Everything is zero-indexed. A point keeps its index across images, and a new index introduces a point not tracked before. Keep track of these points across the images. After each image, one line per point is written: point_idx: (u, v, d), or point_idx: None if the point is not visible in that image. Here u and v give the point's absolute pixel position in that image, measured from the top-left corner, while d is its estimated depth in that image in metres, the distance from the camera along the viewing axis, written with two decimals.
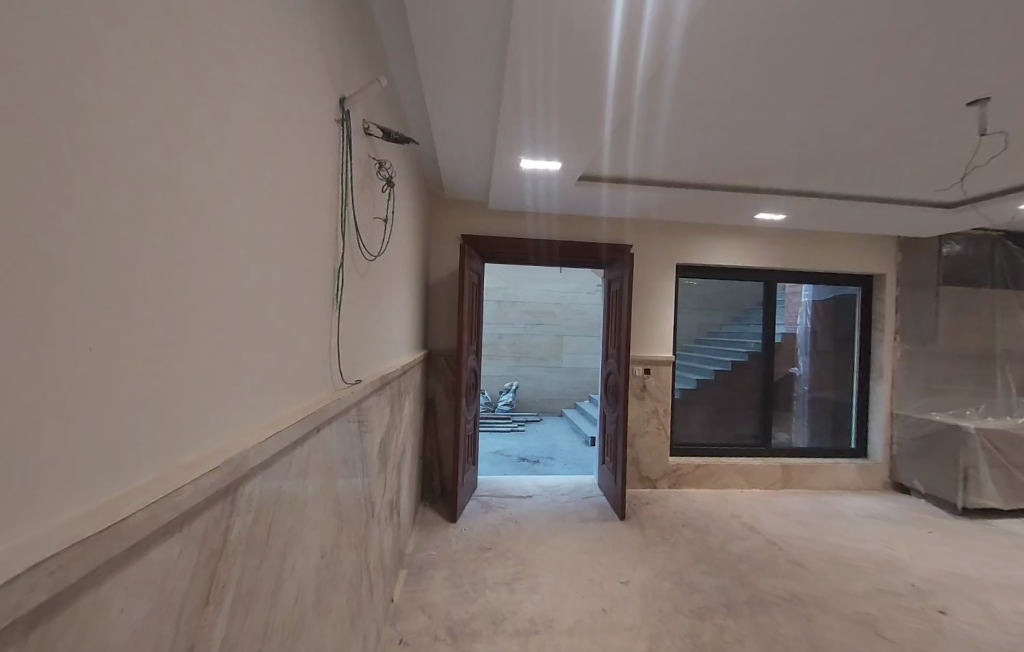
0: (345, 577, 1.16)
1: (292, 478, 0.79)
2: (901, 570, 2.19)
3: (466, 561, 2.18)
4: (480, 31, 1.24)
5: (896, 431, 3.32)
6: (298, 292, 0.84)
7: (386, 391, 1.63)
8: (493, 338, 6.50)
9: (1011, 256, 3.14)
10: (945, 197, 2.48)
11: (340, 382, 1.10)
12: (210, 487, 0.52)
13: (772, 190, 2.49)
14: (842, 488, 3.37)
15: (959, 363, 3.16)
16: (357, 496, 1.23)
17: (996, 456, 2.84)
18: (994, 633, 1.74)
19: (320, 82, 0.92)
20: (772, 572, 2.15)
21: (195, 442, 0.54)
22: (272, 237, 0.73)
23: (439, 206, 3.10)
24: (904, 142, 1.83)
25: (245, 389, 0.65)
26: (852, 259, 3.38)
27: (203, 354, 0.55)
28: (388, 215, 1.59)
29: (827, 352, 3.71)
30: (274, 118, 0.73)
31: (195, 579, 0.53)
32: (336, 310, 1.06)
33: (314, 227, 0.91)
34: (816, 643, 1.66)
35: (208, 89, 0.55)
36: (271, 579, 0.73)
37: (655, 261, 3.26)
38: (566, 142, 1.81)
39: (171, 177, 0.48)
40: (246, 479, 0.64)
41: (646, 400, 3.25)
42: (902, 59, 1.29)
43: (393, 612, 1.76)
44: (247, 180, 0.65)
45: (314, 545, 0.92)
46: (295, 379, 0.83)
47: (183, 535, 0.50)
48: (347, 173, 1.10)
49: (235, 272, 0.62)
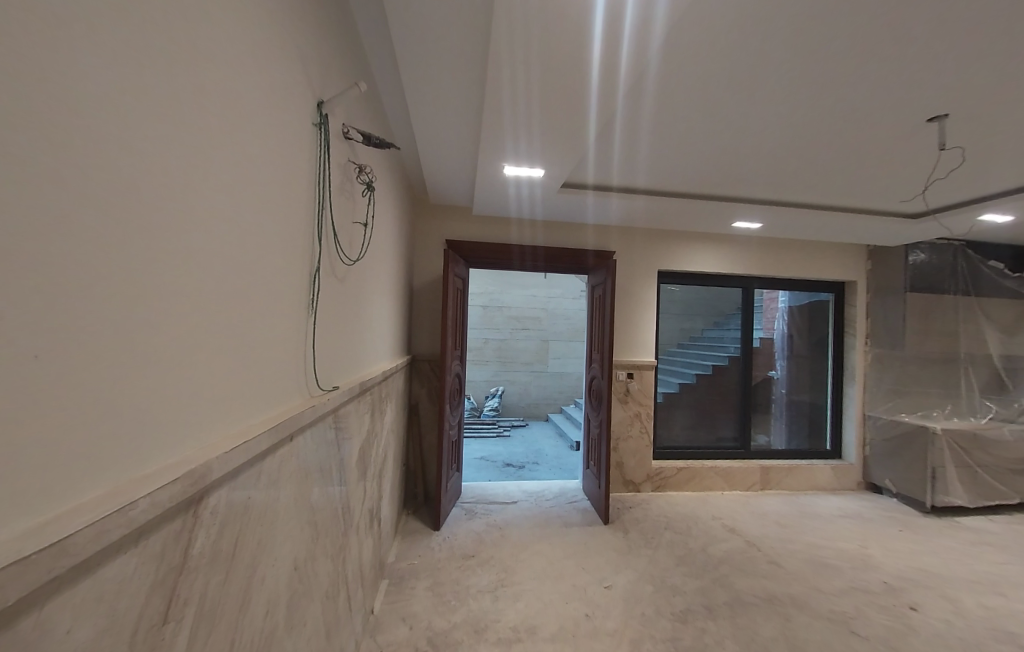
0: (321, 589, 1.13)
1: (261, 488, 0.77)
2: (874, 568, 2.26)
3: (449, 569, 2.15)
4: (461, 34, 1.23)
5: (868, 433, 3.43)
6: (270, 297, 0.82)
7: (367, 398, 1.60)
8: (478, 343, 6.48)
9: (972, 264, 3.31)
10: (911, 207, 2.60)
11: (316, 389, 1.07)
12: (171, 500, 0.50)
13: (748, 199, 2.57)
14: (818, 489, 3.46)
15: (925, 366, 3.29)
16: (334, 505, 1.20)
17: (962, 456, 2.96)
18: (960, 627, 1.81)
19: (297, 85, 0.91)
20: (750, 572, 2.19)
21: (154, 454, 0.52)
22: (243, 240, 0.71)
23: (422, 211, 3.09)
24: (871, 153, 1.91)
25: (209, 398, 0.63)
26: (826, 266, 3.50)
27: (164, 362, 0.53)
28: (368, 219, 1.57)
29: (804, 356, 3.82)
30: (247, 119, 0.72)
31: (152, 596, 0.51)
32: (312, 315, 1.04)
33: (289, 230, 0.89)
34: (794, 643, 1.69)
35: (173, 89, 0.54)
36: (238, 594, 0.71)
37: (638, 267, 3.31)
38: (549, 148, 1.82)
39: (131, 178, 0.47)
40: (211, 490, 0.61)
41: (630, 404, 3.28)
42: (864, 75, 1.36)
43: (373, 624, 1.72)
44: (216, 182, 0.64)
45: (286, 558, 0.89)
46: (266, 386, 0.81)
47: (140, 550, 0.49)
48: (325, 177, 1.09)
49: (201, 274, 0.60)
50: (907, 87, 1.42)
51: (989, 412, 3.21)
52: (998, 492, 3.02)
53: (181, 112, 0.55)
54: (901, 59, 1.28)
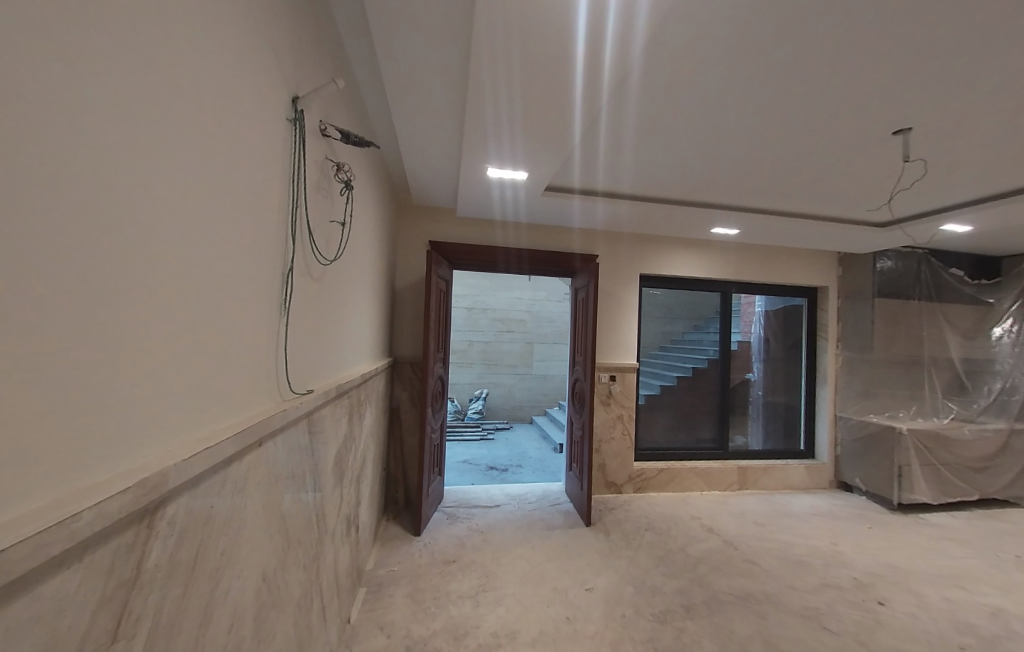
0: (292, 600, 1.09)
1: (226, 496, 0.73)
2: (845, 565, 2.33)
3: (429, 575, 2.11)
4: (440, 27, 1.20)
5: (840, 433, 3.55)
6: (238, 297, 0.79)
7: (344, 401, 1.57)
8: (462, 346, 6.43)
9: (935, 271, 3.45)
10: (878, 216, 2.71)
11: (289, 391, 1.04)
12: (122, 510, 0.48)
13: (725, 206, 2.63)
14: (793, 488, 3.55)
15: (892, 369, 3.42)
16: (307, 512, 1.17)
17: (926, 455, 3.09)
18: (924, 620, 1.88)
19: (270, 81, 0.89)
20: (728, 571, 2.23)
21: (104, 462, 0.49)
22: (209, 237, 0.69)
23: (405, 211, 3.05)
24: (841, 164, 1.98)
25: (166, 402, 0.60)
26: (800, 271, 3.61)
27: (116, 366, 0.51)
28: (346, 218, 1.53)
29: (779, 359, 3.92)
30: (214, 114, 0.69)
31: (99, 613, 0.48)
32: (285, 317, 1.01)
33: (260, 228, 0.87)
34: (769, 641, 1.72)
35: (129, 78, 0.51)
36: (199, 609, 0.67)
37: (621, 271, 3.35)
38: (532, 151, 1.83)
39: (81, 175, 0.45)
40: (168, 499, 0.59)
41: (612, 406, 3.30)
42: (832, 88, 1.41)
43: (349, 634, 1.67)
44: (179, 176, 0.61)
45: (253, 569, 0.85)
46: (233, 388, 0.78)
47: (85, 564, 0.46)
48: (299, 173, 1.06)
49: (159, 273, 0.58)
50: (873, 101, 1.48)
51: (951, 412, 3.35)
52: (959, 489, 3.16)
53: (141, 104, 0.53)
54: (868, 72, 1.32)
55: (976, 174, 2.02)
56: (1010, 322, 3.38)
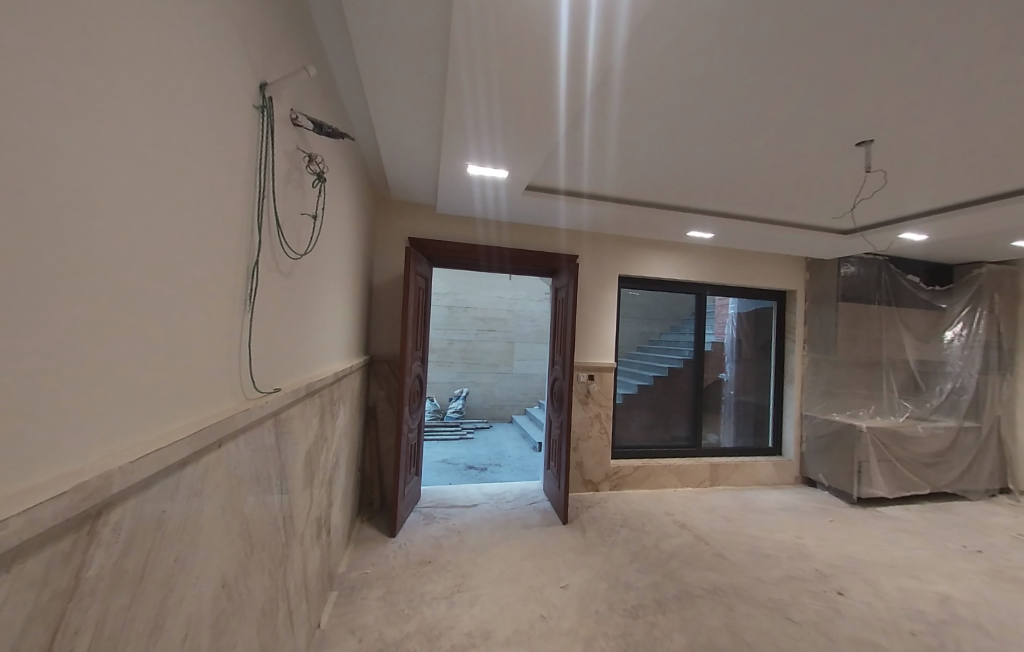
0: (256, 605, 1.05)
1: (179, 500, 0.69)
2: (807, 557, 2.43)
3: (403, 577, 2.08)
4: (418, 17, 1.18)
5: (805, 431, 3.71)
6: (195, 292, 0.75)
7: (315, 400, 1.52)
8: (443, 344, 6.37)
9: (894, 277, 3.64)
10: (843, 224, 2.84)
11: (253, 391, 1.00)
12: (55, 519, 0.44)
13: (699, 211, 2.70)
14: (761, 484, 3.68)
15: (853, 369, 3.60)
16: (272, 515, 1.12)
17: (883, 451, 3.26)
18: (879, 608, 1.97)
19: (234, 65, 0.85)
20: (698, 565, 2.29)
21: (33, 470, 0.45)
22: (161, 227, 0.65)
23: (384, 207, 3.00)
24: (808, 172, 2.05)
25: (109, 402, 0.56)
26: (771, 275, 3.75)
27: (47, 363, 0.47)
28: (318, 211, 1.48)
29: (750, 359, 4.06)
30: (169, 98, 0.66)
31: (30, 627, 0.45)
32: (249, 313, 0.97)
33: (221, 219, 0.83)
34: (735, 632, 1.78)
35: (72, 53, 0.48)
36: (148, 619, 0.64)
37: (601, 271, 3.38)
38: (512, 151, 1.83)
39: (20, 162, 0.43)
40: (114, 503, 0.55)
41: (590, 405, 3.34)
42: (799, 98, 1.46)
43: (319, 639, 1.63)
44: (130, 162, 0.58)
45: (210, 576, 0.81)
46: (190, 387, 0.75)
47: (11, 577, 0.42)
48: (266, 162, 1.01)
49: (105, 264, 0.54)
50: (838, 111, 1.53)
51: (906, 411, 3.55)
52: (913, 484, 3.35)
53: (87, 85, 0.50)
54: (832, 82, 1.37)
55: (931, 186, 2.14)
56: (959, 326, 3.62)
